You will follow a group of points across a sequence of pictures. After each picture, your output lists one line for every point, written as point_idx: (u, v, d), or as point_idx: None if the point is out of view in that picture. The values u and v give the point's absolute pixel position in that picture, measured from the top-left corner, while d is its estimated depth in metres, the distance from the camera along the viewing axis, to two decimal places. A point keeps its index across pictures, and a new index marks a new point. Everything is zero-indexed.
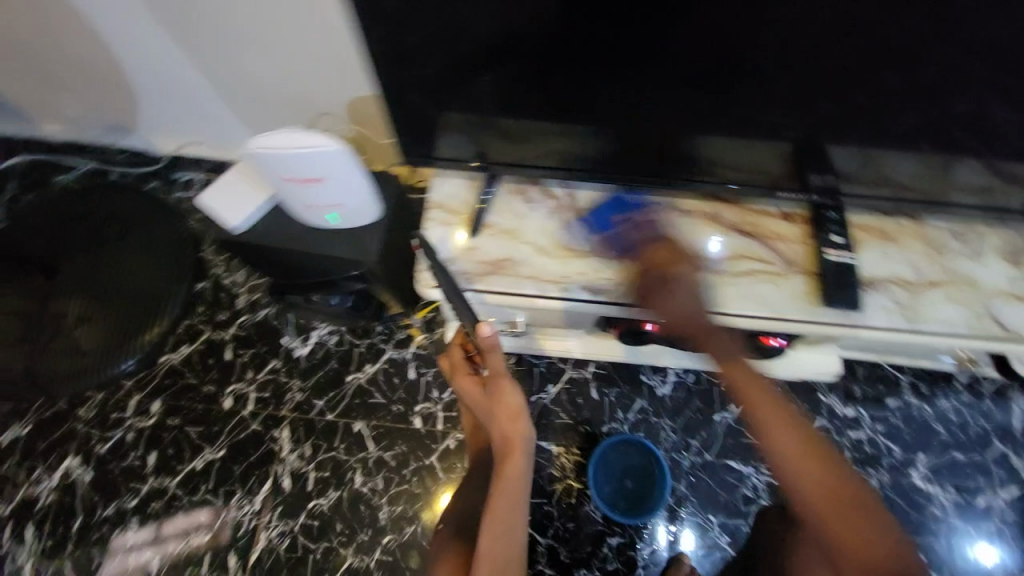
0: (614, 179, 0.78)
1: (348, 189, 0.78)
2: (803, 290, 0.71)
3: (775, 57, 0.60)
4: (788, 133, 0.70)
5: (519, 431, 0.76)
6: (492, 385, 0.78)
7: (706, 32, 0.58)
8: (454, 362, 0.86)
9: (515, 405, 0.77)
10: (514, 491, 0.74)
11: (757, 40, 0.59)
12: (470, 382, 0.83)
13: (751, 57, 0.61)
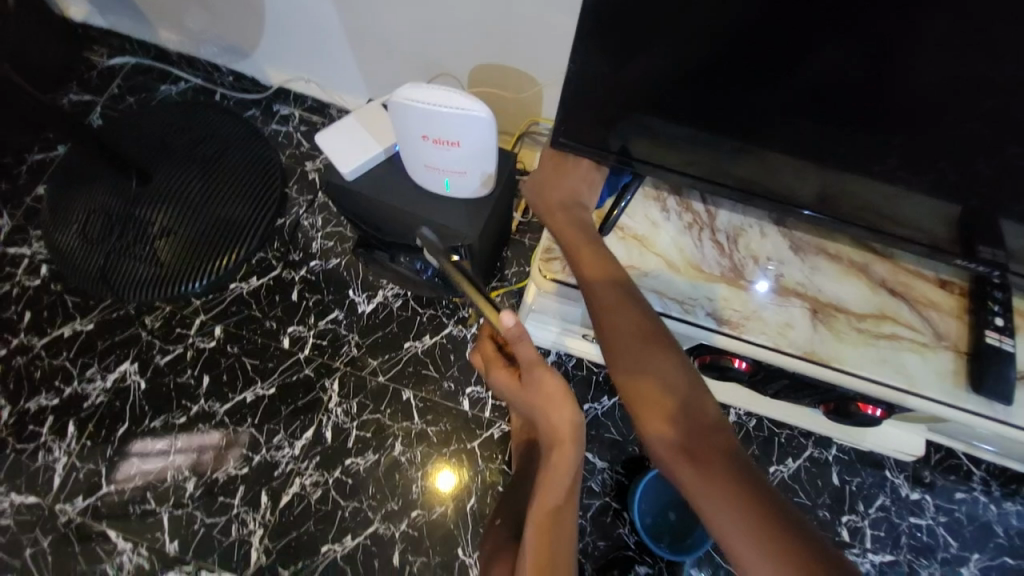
0: (758, 203, 0.71)
1: (477, 157, 0.74)
2: (949, 368, 0.64)
3: (1012, 102, 0.53)
4: (969, 195, 0.62)
5: (566, 421, 0.70)
6: (530, 376, 0.72)
7: (944, 58, 0.51)
8: (487, 357, 0.81)
9: (558, 389, 0.71)
10: (561, 484, 0.69)
11: (1000, 78, 0.51)
12: (504, 374, 0.78)
13: (982, 97, 0.53)
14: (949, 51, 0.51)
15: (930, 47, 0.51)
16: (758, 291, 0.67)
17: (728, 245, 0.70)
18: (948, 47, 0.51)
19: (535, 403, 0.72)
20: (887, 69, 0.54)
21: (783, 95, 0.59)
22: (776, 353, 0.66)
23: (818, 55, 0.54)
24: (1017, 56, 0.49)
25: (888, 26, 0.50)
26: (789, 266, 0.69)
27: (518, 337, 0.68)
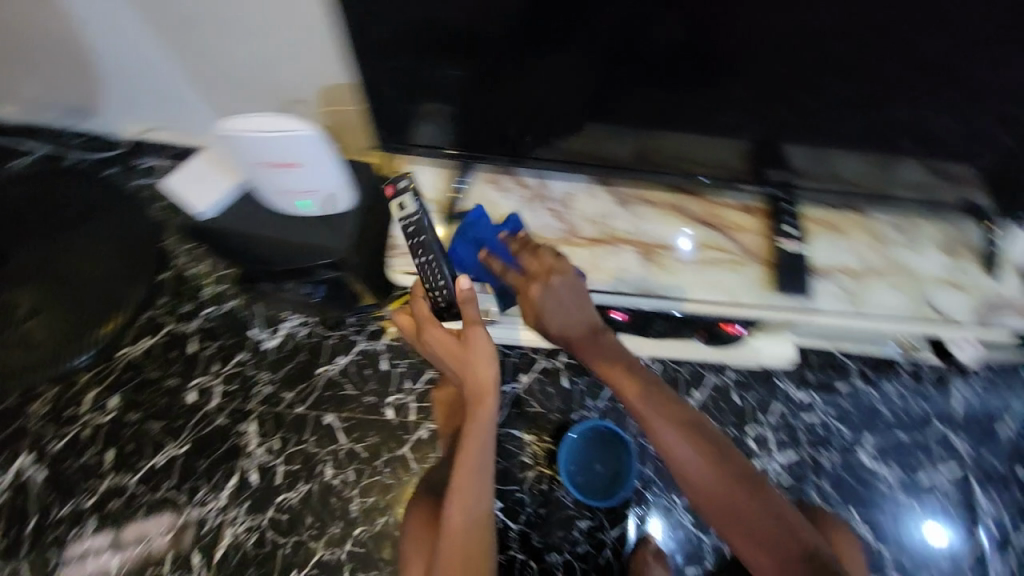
0: (582, 169, 0.79)
1: (323, 175, 0.77)
2: (758, 277, 0.75)
3: (749, 43, 0.62)
4: (740, 130, 0.73)
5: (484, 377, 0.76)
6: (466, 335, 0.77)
7: (684, 16, 0.60)
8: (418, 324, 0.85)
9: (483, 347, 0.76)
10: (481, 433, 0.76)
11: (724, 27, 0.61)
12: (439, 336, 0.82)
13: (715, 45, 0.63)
14: (690, 9, 0.59)
15: (674, 8, 0.59)
16: (593, 245, 0.74)
17: (563, 210, 0.76)
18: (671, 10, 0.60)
19: (466, 362, 0.78)
20: (648, 31, 0.62)
21: (575, 67, 0.66)
22: (620, 296, 0.74)
23: (582, 29, 0.62)
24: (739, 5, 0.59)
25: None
26: (617, 218, 0.76)
27: (467, 298, 0.75)
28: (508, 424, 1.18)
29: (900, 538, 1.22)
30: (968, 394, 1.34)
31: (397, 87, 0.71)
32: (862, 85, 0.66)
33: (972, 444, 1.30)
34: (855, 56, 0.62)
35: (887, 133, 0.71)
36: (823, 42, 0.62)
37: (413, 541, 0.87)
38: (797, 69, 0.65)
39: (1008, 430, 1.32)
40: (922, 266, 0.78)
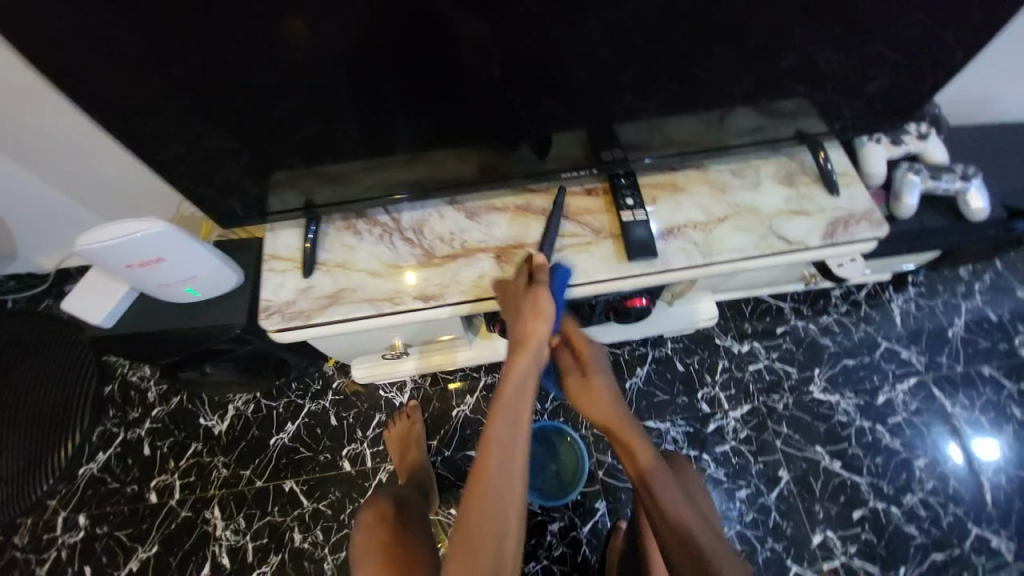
0: (430, 194, 0.84)
1: (190, 262, 0.82)
2: (609, 252, 0.79)
3: (528, 60, 0.67)
4: (556, 126, 0.77)
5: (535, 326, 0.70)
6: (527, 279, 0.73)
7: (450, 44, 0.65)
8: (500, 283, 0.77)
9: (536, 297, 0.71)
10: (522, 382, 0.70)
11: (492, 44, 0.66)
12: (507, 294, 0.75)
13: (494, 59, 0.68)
14: (460, 49, 0.64)
15: (439, 47, 0.63)
16: (449, 262, 0.78)
17: (417, 237, 0.81)
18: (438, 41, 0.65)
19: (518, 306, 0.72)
20: (432, 74, 0.67)
21: (384, 116, 0.71)
22: (483, 304, 0.77)
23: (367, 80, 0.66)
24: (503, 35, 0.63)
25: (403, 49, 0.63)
26: (468, 231, 0.81)
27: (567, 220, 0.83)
28: (463, 447, 1.20)
29: (875, 464, 1.19)
30: (907, 304, 1.36)
31: (237, 171, 0.77)
32: (645, 65, 0.71)
33: (922, 351, 1.31)
34: (626, 45, 0.67)
35: (689, 95, 0.76)
36: (592, 43, 0.66)
37: (365, 538, 0.86)
38: (582, 68, 0.70)
39: (952, 328, 1.33)
40: (764, 203, 0.83)
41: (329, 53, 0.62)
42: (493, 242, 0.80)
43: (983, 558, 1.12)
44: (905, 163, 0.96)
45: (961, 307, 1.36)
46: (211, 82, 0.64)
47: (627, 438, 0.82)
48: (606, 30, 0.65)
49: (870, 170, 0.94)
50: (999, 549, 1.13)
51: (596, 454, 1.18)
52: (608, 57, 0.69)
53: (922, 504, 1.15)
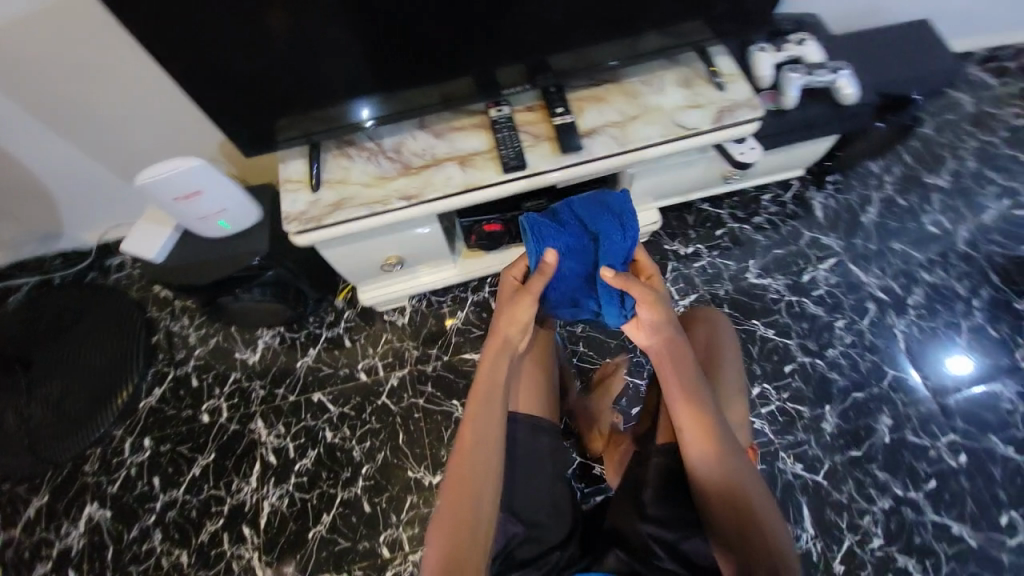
0: (403, 123, 1.06)
1: (222, 193, 1.05)
2: (547, 149, 1.01)
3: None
4: (495, 54, 0.99)
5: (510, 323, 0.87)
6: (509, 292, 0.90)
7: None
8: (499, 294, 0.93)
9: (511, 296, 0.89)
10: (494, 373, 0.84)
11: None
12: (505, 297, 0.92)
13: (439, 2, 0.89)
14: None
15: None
16: (423, 170, 1.00)
17: (396, 155, 1.03)
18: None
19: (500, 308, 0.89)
20: (392, 16, 0.90)
21: (363, 55, 0.95)
22: (454, 197, 0.99)
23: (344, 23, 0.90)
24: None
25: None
26: (436, 147, 1.03)
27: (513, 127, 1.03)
28: (460, 351, 1.43)
29: (803, 328, 1.42)
30: (826, 200, 1.58)
31: (256, 113, 1.00)
32: (560, 1, 0.93)
33: (841, 236, 1.54)
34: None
35: (599, 23, 0.98)
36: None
37: None
38: (511, 8, 0.93)
39: (866, 215, 1.56)
40: (667, 103, 1.05)
41: (315, 3, 0.86)
42: (457, 153, 1.02)
43: (898, 393, 1.33)
44: (788, 66, 1.18)
45: (873, 197, 1.58)
46: (239, 35, 0.88)
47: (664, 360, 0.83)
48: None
49: (759, 74, 1.17)
50: (910, 384, 1.35)
51: (570, 344, 1.41)
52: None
53: (842, 355, 1.38)
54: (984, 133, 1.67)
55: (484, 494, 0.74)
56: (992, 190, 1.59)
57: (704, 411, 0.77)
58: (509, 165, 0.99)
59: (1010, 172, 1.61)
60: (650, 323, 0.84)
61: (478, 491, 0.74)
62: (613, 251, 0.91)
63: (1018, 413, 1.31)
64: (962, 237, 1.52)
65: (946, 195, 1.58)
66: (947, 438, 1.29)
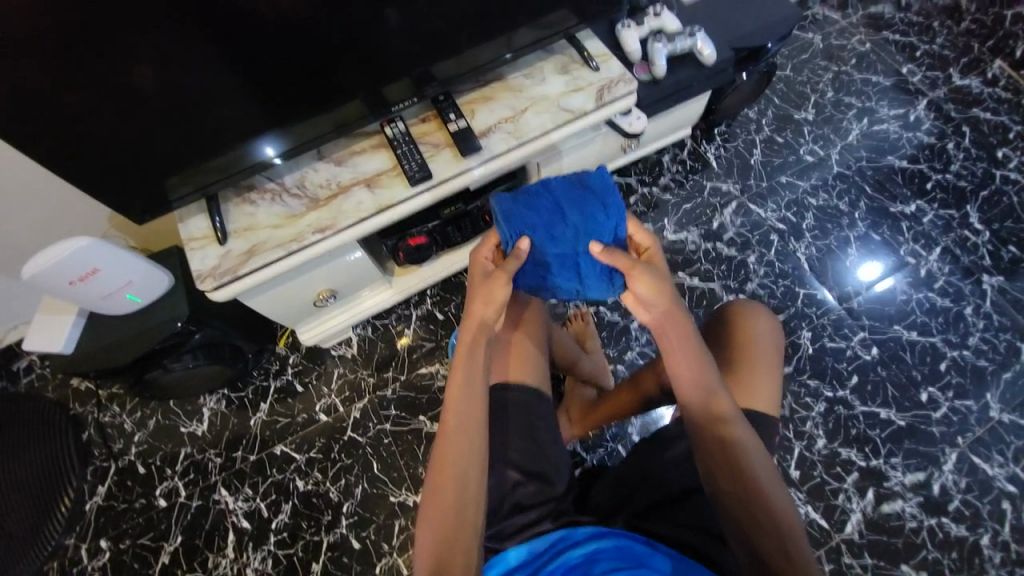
0: (300, 157, 1.05)
1: (124, 268, 1.00)
2: (449, 155, 1.04)
3: (337, 27, 0.91)
4: (376, 74, 1.01)
5: (486, 309, 0.87)
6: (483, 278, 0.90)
7: (267, 29, 0.86)
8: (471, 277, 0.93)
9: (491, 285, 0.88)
10: (468, 364, 0.85)
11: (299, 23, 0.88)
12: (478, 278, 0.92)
13: (307, 34, 0.90)
14: (273, 28, 0.86)
15: (255, 30, 0.85)
16: (331, 200, 1.00)
17: (301, 190, 1.02)
18: (257, 30, 0.86)
19: (478, 293, 0.89)
20: (260, 54, 0.89)
21: (243, 97, 0.93)
22: (369, 219, 1.00)
23: (212, 70, 0.88)
24: (309, 10, 0.87)
25: (240, 40, 0.86)
26: (339, 174, 1.03)
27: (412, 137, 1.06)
28: (415, 368, 1.44)
29: (722, 270, 1.55)
30: (718, 150, 1.73)
31: (140, 175, 0.96)
32: (429, 13, 0.97)
33: (737, 180, 1.69)
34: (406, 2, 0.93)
35: (471, 28, 1.03)
36: (380, 5, 0.91)
37: None
38: (382, 28, 0.95)
39: (754, 157, 1.72)
40: (551, 91, 1.12)
41: (175, 54, 0.83)
42: (362, 176, 1.03)
43: (813, 308, 1.49)
44: (653, 38, 1.29)
45: (756, 140, 1.75)
46: (103, 100, 0.84)
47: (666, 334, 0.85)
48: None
49: (629, 50, 1.27)
50: (821, 297, 1.51)
51: None
52: (398, 15, 0.94)
53: (760, 286, 1.53)
54: (834, 65, 1.89)
55: (470, 472, 0.77)
56: (850, 114, 1.80)
57: (707, 385, 0.81)
58: (415, 177, 1.01)
59: (862, 95, 1.83)
60: (646, 299, 0.85)
61: (464, 475, 0.76)
62: (600, 227, 0.93)
63: (909, 301, 1.50)
64: (836, 159, 1.72)
65: (816, 125, 1.77)
66: (859, 337, 1.46)
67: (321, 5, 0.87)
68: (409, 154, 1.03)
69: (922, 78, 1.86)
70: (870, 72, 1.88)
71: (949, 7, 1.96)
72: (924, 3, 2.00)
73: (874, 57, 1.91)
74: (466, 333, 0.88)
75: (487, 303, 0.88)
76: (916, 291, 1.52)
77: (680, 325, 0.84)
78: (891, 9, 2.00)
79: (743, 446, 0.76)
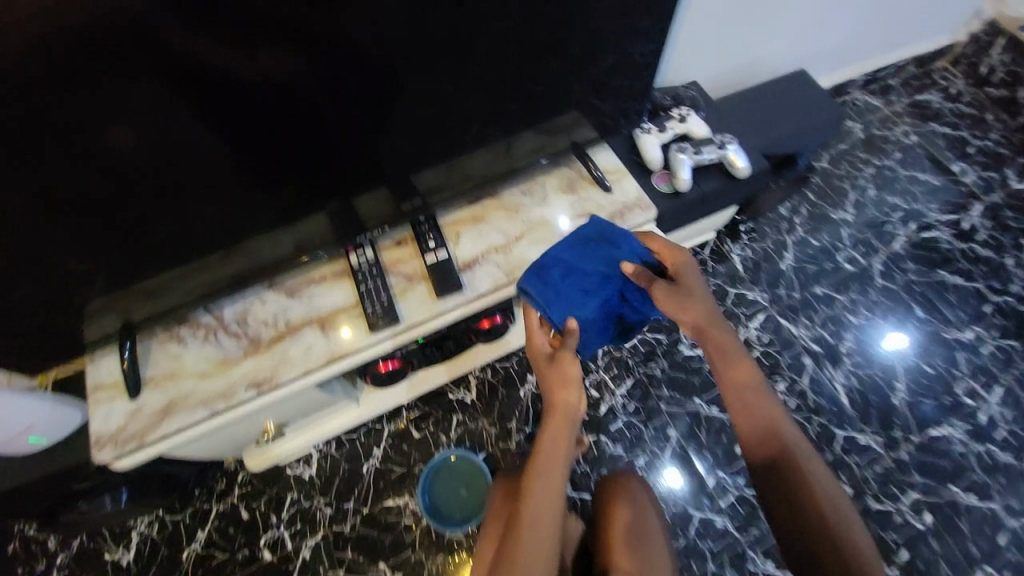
0: (248, 283, 0.88)
1: (13, 411, 0.85)
2: (424, 293, 0.87)
3: (298, 138, 0.76)
4: (342, 189, 0.86)
5: (564, 397, 0.80)
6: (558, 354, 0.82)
7: (200, 150, 0.71)
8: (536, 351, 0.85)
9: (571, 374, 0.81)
10: (550, 459, 0.76)
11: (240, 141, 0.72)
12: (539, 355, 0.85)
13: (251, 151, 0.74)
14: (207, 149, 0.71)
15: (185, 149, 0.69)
16: (275, 344, 0.83)
17: (241, 328, 0.84)
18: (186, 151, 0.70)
19: (549, 375, 0.82)
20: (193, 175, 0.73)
21: (180, 218, 0.77)
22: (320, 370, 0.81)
23: (130, 196, 0.71)
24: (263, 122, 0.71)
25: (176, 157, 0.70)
26: (289, 310, 0.86)
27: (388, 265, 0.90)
28: (380, 499, 1.23)
29: None
30: (745, 251, 1.53)
31: (45, 314, 0.77)
32: (410, 123, 0.82)
33: (765, 289, 1.49)
34: (384, 110, 0.78)
35: (462, 135, 0.88)
36: (352, 115, 0.76)
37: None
38: (354, 138, 0.80)
39: (785, 262, 1.52)
40: (553, 215, 0.98)
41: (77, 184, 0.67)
42: (320, 314, 0.85)
43: (854, 455, 1.27)
44: (676, 144, 1.12)
45: (788, 241, 1.55)
46: None
47: (735, 365, 0.80)
48: (360, 105, 0.75)
49: (649, 157, 1.10)
50: (864, 443, 1.29)
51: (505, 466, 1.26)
52: (373, 125, 0.79)
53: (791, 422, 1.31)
54: (876, 158, 1.70)
55: None
56: (895, 216, 1.60)
57: (779, 434, 0.76)
58: (379, 320, 0.84)
59: (908, 195, 1.64)
60: (700, 326, 0.81)
61: None
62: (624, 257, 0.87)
63: (965, 456, 1.29)
64: (879, 270, 1.51)
65: (856, 228, 1.57)
66: (909, 499, 1.24)
67: (276, 115, 0.71)
68: (382, 288, 0.86)
69: (977, 177, 1.66)
70: (917, 168, 1.69)
71: (1006, 98, 1.78)
72: (973, 92, 1.82)
73: (921, 151, 1.72)
74: (549, 426, 0.80)
75: (566, 391, 0.81)
76: (975, 443, 1.30)
77: (739, 359, 0.81)
78: (939, 97, 1.82)
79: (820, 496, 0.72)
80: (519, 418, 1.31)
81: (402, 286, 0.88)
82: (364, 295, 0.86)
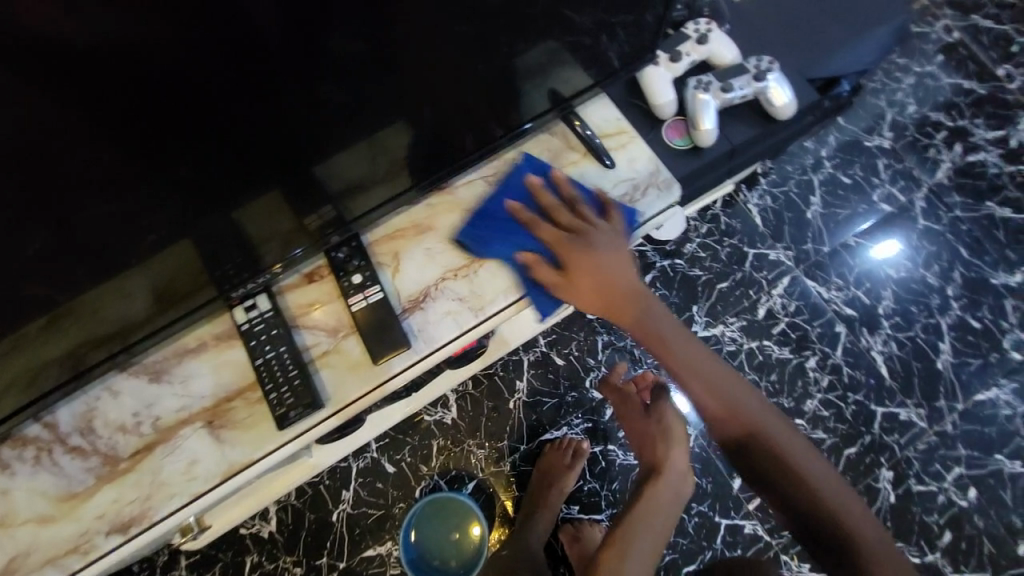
0: (93, 370, 0.65)
1: None
2: (356, 353, 0.69)
3: (83, 120, 0.46)
4: (199, 197, 0.57)
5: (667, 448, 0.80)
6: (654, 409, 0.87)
7: None
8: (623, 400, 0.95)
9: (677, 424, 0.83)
10: (658, 504, 0.76)
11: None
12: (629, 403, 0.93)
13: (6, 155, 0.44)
14: None
15: None
16: (139, 462, 0.66)
17: (85, 441, 0.66)
18: None
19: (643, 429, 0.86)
20: None
21: None
22: (199, 498, 0.65)
23: None
24: None
25: None
26: (154, 406, 0.67)
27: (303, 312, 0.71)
28: (358, 549, 1.05)
29: (772, 382, 1.15)
30: (763, 200, 1.26)
31: None
32: (279, 81, 0.52)
33: (790, 244, 1.23)
34: (223, 58, 0.47)
35: (373, 92, 0.58)
36: (169, 73, 0.46)
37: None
38: (193, 115, 0.50)
39: (811, 208, 1.26)
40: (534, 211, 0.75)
41: None
42: (214, 406, 0.68)
43: (894, 435, 1.13)
44: (694, 78, 0.81)
45: (814, 182, 1.27)
46: None
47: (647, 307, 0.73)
48: (176, 54, 0.45)
49: (658, 100, 0.80)
50: (906, 419, 1.13)
51: (501, 492, 1.08)
52: (223, 91, 0.49)
53: (823, 405, 1.14)
54: (917, 64, 1.36)
55: None
56: (938, 137, 1.32)
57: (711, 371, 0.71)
58: (290, 413, 0.66)
59: (953, 109, 1.33)
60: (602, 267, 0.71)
61: None
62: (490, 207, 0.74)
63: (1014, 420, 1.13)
64: (920, 209, 1.27)
65: (894, 157, 1.30)
66: (954, 476, 1.11)
67: (22, 84, 0.41)
68: (309, 355, 0.70)
69: None
70: (967, 70, 1.37)
71: None
72: None
73: (962, 55, 1.37)
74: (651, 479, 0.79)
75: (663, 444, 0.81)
76: None
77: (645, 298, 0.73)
78: None
79: (809, 480, 0.67)
80: (511, 435, 1.11)
81: (327, 345, 0.70)
82: (275, 367, 0.67)
